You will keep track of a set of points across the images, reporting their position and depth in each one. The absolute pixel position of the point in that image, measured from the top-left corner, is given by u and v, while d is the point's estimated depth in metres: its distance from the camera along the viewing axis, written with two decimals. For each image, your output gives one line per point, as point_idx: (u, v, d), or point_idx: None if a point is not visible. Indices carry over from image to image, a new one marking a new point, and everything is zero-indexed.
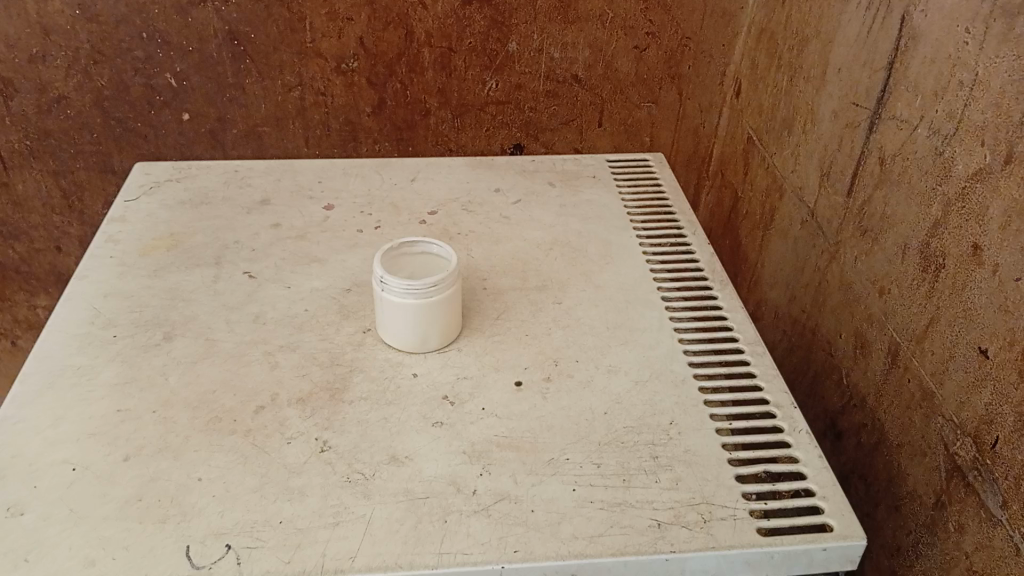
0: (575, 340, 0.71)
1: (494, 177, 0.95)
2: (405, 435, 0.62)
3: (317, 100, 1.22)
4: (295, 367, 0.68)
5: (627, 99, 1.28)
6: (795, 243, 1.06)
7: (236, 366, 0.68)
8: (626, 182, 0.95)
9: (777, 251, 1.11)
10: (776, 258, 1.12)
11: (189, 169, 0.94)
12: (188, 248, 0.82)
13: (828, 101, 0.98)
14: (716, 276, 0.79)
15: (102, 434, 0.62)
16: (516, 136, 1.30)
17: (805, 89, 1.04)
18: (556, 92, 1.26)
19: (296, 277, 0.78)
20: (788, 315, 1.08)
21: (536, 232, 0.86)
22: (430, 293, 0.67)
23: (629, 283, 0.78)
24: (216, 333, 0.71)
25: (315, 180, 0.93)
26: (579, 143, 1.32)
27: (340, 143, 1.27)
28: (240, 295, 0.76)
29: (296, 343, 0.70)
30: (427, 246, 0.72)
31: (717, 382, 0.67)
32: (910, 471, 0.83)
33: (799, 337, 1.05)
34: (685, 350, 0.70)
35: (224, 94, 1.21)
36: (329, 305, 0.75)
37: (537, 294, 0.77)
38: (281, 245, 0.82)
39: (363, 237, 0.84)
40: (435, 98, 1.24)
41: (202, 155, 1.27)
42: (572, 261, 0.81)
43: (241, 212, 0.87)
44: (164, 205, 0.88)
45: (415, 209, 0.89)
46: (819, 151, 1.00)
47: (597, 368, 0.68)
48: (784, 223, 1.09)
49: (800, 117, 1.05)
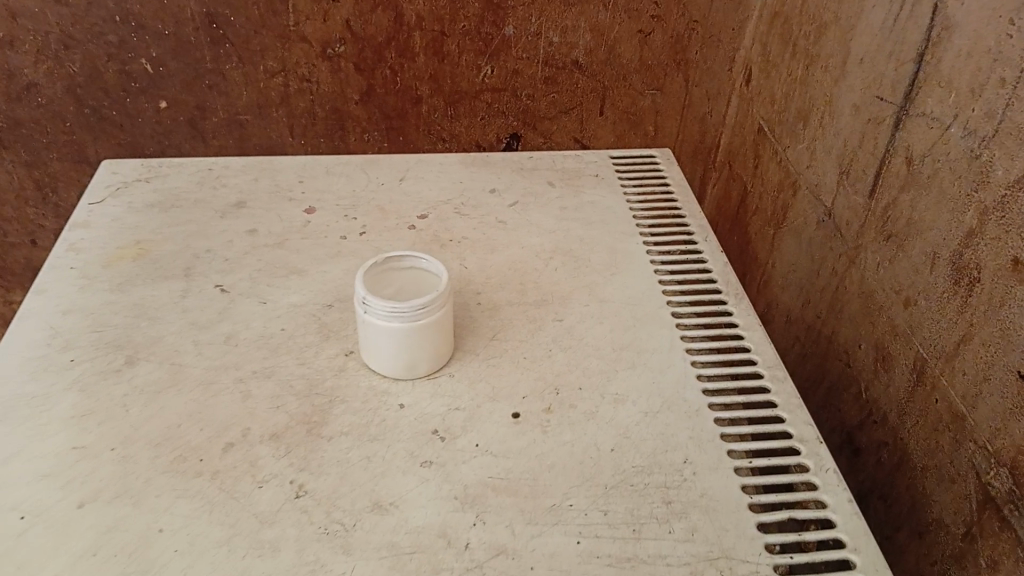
0: (578, 364, 0.65)
1: (489, 176, 0.89)
2: (390, 478, 0.56)
3: (302, 88, 1.15)
4: (269, 397, 0.61)
5: (631, 88, 1.21)
6: (809, 243, 1.00)
7: (205, 396, 0.62)
8: (632, 181, 0.88)
9: (789, 252, 1.05)
10: (788, 259, 1.06)
11: (159, 167, 0.87)
12: (156, 257, 0.75)
13: (849, 93, 0.91)
14: (731, 289, 0.73)
15: (53, 476, 0.56)
16: (513, 125, 1.23)
17: (823, 79, 0.97)
18: (556, 79, 1.18)
19: (273, 291, 0.71)
20: (801, 320, 1.02)
21: (534, 240, 0.79)
22: (417, 315, 0.60)
23: (636, 298, 0.72)
24: (183, 358, 0.65)
25: (296, 179, 0.87)
26: (579, 132, 1.25)
27: (326, 132, 1.20)
28: (211, 312, 0.69)
29: (271, 369, 0.64)
30: (416, 259, 0.65)
31: (735, 414, 0.61)
32: (937, 496, 0.77)
33: (813, 344, 0.99)
34: (699, 375, 0.64)
35: (204, 82, 1.13)
36: (308, 323, 0.68)
37: (536, 310, 0.70)
38: (258, 254, 0.76)
39: (347, 245, 0.78)
40: (427, 84, 1.17)
41: (181, 145, 1.20)
42: (574, 272, 0.75)
43: (214, 217, 0.80)
44: (131, 208, 0.81)
45: (404, 212, 0.82)
46: (838, 147, 0.93)
47: (603, 397, 0.62)
48: (798, 221, 1.03)
49: (817, 109, 0.98)
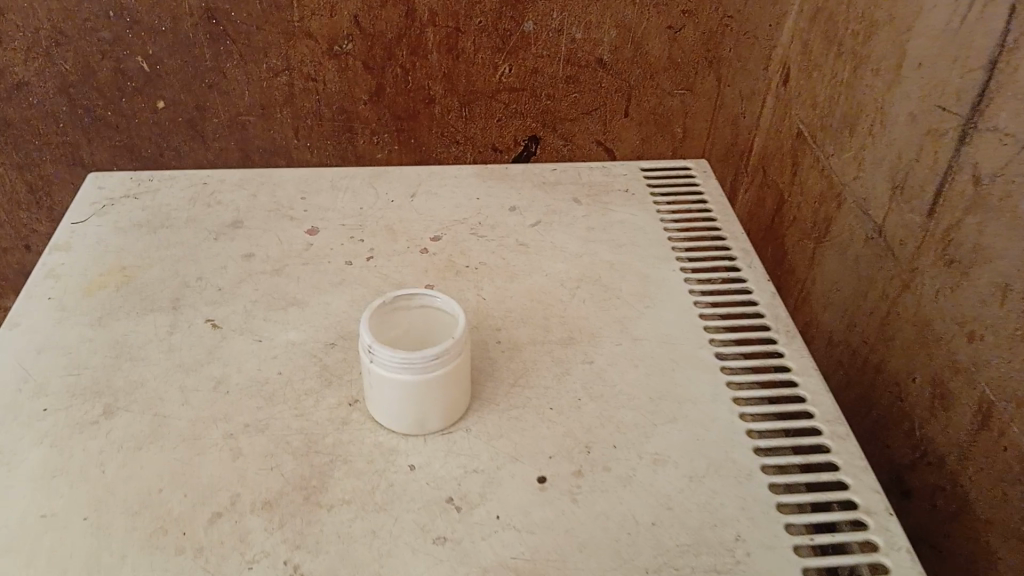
0: (611, 416, 0.58)
1: (508, 192, 0.81)
2: (398, 558, 0.48)
3: (307, 87, 1.07)
4: (263, 455, 0.54)
5: (658, 87, 1.12)
6: (855, 261, 0.92)
7: (191, 455, 0.54)
8: (665, 198, 0.80)
9: (831, 269, 0.97)
10: (829, 277, 0.97)
11: (149, 180, 0.80)
12: (142, 286, 0.68)
13: (904, 100, 0.83)
14: (780, 326, 0.65)
15: (16, 551, 0.49)
16: (531, 127, 1.14)
17: (873, 84, 0.88)
18: (578, 77, 1.10)
19: (269, 327, 0.64)
20: (844, 343, 0.94)
21: (559, 267, 0.72)
22: (430, 366, 0.53)
23: (674, 336, 0.64)
24: (167, 408, 0.58)
25: (297, 195, 0.79)
26: (602, 134, 1.16)
27: (333, 134, 1.12)
28: (200, 352, 0.62)
29: (265, 421, 0.57)
30: (428, 298, 0.58)
31: (792, 479, 0.54)
32: (1004, 553, 0.69)
33: (857, 371, 0.91)
34: (749, 431, 0.57)
35: (202, 80, 1.06)
36: (307, 366, 0.61)
37: (562, 350, 0.63)
38: (253, 283, 0.68)
39: (351, 271, 0.70)
40: (441, 84, 1.08)
41: (180, 148, 1.12)
42: (604, 305, 0.67)
43: (207, 238, 0.73)
44: (117, 228, 0.74)
45: (415, 233, 0.75)
46: (891, 160, 0.85)
47: (640, 457, 0.55)
48: (842, 236, 0.95)
49: (866, 115, 0.90)
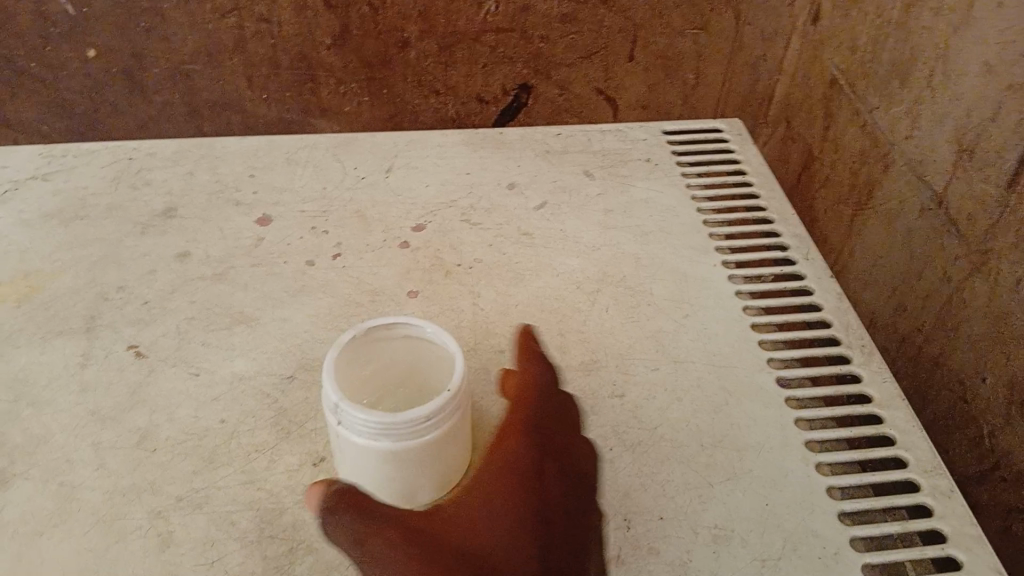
0: (654, 473, 0.45)
1: (506, 164, 0.67)
2: None
3: (260, 31, 0.77)
4: (201, 543, 0.41)
5: (666, 25, 0.82)
6: (896, 244, 0.68)
7: (106, 544, 0.41)
8: (694, 169, 0.67)
9: (864, 253, 0.72)
10: (861, 265, 0.73)
11: (62, 155, 0.65)
12: (50, 299, 0.53)
13: (978, 33, 0.57)
14: (853, 340, 0.53)
15: None
16: (521, 74, 0.84)
17: (933, 11, 0.62)
18: (576, 15, 0.80)
19: (210, 355, 0.50)
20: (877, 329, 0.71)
21: (573, 264, 0.58)
22: (418, 431, 0.40)
23: (724, 356, 0.51)
24: (75, 473, 0.44)
25: (245, 173, 0.64)
26: (603, 82, 0.86)
27: (293, 85, 0.81)
28: (120, 392, 0.48)
29: (204, 493, 0.43)
30: (413, 326, 0.44)
31: (891, 557, 0.42)
32: None
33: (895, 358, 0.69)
34: (831, 488, 0.45)
35: (138, 22, 0.75)
36: (258, 409, 0.47)
37: (584, 379, 0.50)
38: (189, 293, 0.54)
39: (313, 275, 0.56)
40: (417, 24, 0.78)
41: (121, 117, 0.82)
42: (633, 314, 0.54)
43: (132, 234, 0.58)
44: (21, 222, 0.59)
45: (393, 222, 0.60)
46: (957, 115, 0.60)
47: (696, 535, 0.42)
48: (882, 215, 0.69)
49: (932, 53, 0.62)
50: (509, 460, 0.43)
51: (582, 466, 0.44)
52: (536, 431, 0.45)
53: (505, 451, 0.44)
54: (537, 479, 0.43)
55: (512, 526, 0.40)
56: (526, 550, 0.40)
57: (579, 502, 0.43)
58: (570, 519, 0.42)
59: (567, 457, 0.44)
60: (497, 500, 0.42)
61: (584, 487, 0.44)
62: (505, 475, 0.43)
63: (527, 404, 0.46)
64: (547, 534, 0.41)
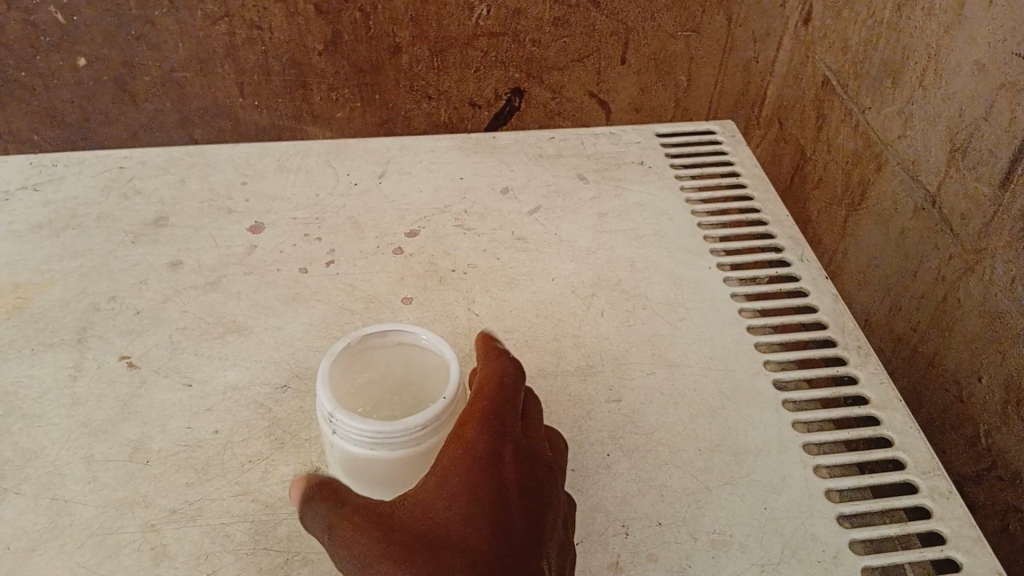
0: (651, 478, 0.45)
1: (499, 168, 0.66)
2: None
3: (251, 38, 0.76)
4: (196, 557, 0.41)
5: (659, 28, 0.82)
6: (890, 244, 0.67)
7: (99, 559, 0.40)
8: (689, 171, 0.67)
9: (858, 253, 0.72)
10: (856, 265, 0.73)
11: (51, 165, 0.64)
12: (41, 311, 0.53)
13: (969, 32, 0.57)
14: (849, 341, 0.53)
15: None
16: (513, 78, 0.84)
17: (924, 10, 0.61)
18: (568, 18, 0.80)
19: (203, 365, 0.50)
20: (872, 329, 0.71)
21: (568, 268, 0.58)
22: (413, 439, 0.39)
23: (720, 359, 0.51)
24: (68, 487, 0.43)
25: (237, 181, 0.64)
26: (595, 85, 0.85)
27: (285, 92, 0.81)
28: (112, 404, 0.47)
29: (198, 505, 0.43)
30: (408, 333, 0.44)
31: (890, 559, 0.42)
32: None
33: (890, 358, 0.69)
34: (829, 491, 0.45)
35: (128, 31, 0.75)
36: (252, 419, 0.47)
37: (580, 384, 0.49)
38: (182, 303, 0.54)
39: (307, 282, 0.56)
40: (408, 29, 0.78)
41: (111, 127, 0.81)
42: (628, 318, 0.54)
43: (123, 243, 0.58)
44: (11, 233, 0.58)
45: (386, 229, 0.60)
46: (949, 115, 0.60)
47: (695, 540, 0.42)
48: (875, 215, 0.69)
49: (923, 53, 0.62)
50: (465, 452, 0.39)
51: (543, 455, 0.41)
52: (496, 421, 0.40)
53: (461, 443, 0.39)
54: (496, 470, 0.38)
55: (468, 524, 0.37)
56: (482, 551, 0.36)
57: (540, 493, 0.39)
58: (531, 510, 0.38)
59: (527, 445, 0.40)
60: (454, 492, 0.38)
61: (546, 476, 0.40)
62: (462, 468, 0.38)
63: (488, 395, 0.41)
64: (505, 530, 0.37)
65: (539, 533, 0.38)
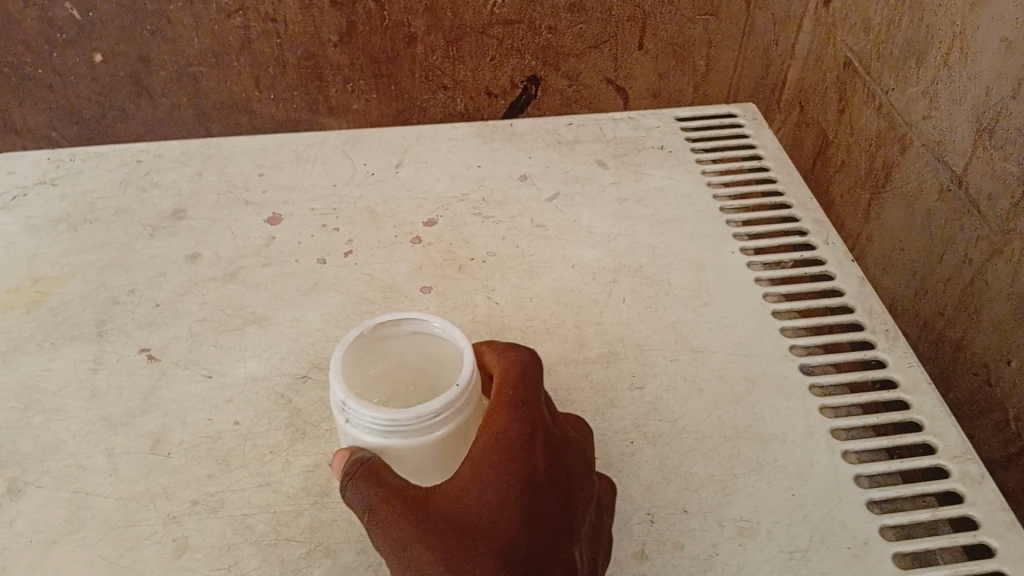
0: (675, 466, 0.44)
1: (517, 155, 0.66)
2: None
3: (266, 30, 0.76)
4: (217, 548, 0.40)
5: (675, 12, 0.80)
6: (916, 227, 0.66)
7: (122, 551, 0.40)
8: (709, 154, 0.66)
9: (882, 236, 0.71)
10: (881, 249, 0.71)
11: (69, 159, 0.64)
12: (60, 304, 0.53)
13: (996, 7, 0.55)
14: (876, 325, 0.52)
15: None
16: (529, 66, 0.83)
17: None
18: (583, 5, 0.79)
19: (223, 357, 0.50)
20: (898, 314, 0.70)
21: (588, 255, 0.57)
22: (427, 427, 0.39)
23: (744, 345, 0.50)
24: (89, 480, 0.43)
25: (254, 172, 0.64)
26: (613, 71, 0.84)
27: (300, 85, 0.81)
28: (133, 396, 0.47)
29: (219, 497, 0.43)
30: (422, 322, 0.43)
31: (921, 545, 0.41)
32: None
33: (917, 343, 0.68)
34: (858, 477, 0.44)
35: (143, 26, 0.74)
36: (272, 410, 0.47)
37: (602, 372, 0.49)
38: (200, 295, 0.54)
39: (325, 272, 0.55)
40: (422, 18, 0.77)
41: (128, 122, 0.81)
42: (650, 304, 0.53)
43: (141, 237, 0.58)
44: (30, 228, 0.58)
45: (404, 218, 0.60)
46: (975, 93, 0.58)
47: (722, 528, 0.41)
48: (899, 197, 0.68)
49: (948, 30, 0.60)
50: (494, 441, 0.38)
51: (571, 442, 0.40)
52: (526, 408, 0.40)
53: (490, 432, 0.39)
54: (526, 459, 0.38)
55: (503, 512, 0.36)
56: (512, 540, 0.36)
57: (569, 481, 0.39)
58: (561, 498, 0.38)
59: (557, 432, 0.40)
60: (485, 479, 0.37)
61: (576, 463, 0.40)
62: (493, 457, 0.38)
63: (514, 382, 0.41)
64: (537, 519, 0.37)
65: (572, 524, 0.38)
